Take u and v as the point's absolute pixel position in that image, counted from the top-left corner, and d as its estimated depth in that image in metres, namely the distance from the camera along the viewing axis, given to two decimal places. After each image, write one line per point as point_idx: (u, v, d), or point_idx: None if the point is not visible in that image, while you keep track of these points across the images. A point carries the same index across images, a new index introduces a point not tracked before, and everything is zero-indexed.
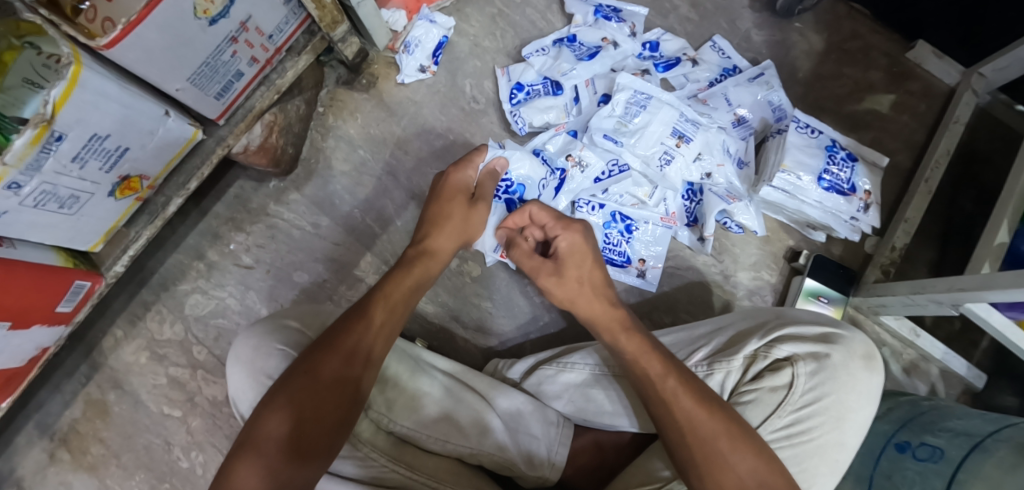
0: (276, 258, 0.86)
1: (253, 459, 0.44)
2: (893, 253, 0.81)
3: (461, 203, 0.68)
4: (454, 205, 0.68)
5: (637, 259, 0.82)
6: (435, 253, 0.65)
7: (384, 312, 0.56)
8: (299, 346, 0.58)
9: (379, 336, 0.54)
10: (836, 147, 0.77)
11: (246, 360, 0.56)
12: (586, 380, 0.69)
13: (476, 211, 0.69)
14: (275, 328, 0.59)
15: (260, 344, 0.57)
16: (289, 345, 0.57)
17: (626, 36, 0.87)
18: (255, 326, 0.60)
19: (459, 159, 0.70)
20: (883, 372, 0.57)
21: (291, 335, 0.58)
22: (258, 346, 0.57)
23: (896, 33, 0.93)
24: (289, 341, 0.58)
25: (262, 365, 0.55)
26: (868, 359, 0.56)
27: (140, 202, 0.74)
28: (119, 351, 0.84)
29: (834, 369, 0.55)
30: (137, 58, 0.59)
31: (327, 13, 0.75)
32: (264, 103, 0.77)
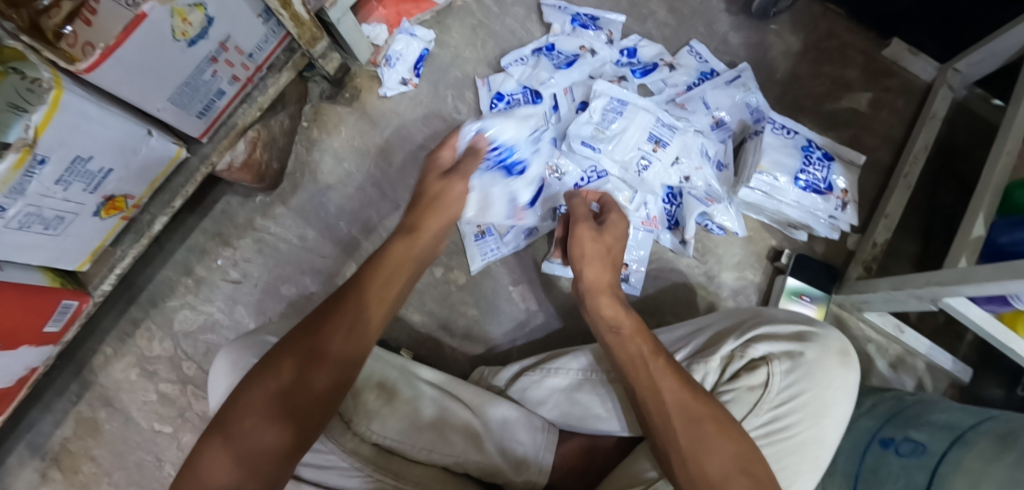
0: (263, 272, 0.87)
1: (232, 455, 0.44)
2: (875, 249, 0.81)
3: (439, 176, 0.67)
4: (431, 181, 0.67)
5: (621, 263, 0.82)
6: (421, 228, 0.63)
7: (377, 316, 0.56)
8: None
9: (362, 334, 0.53)
10: (813, 147, 0.78)
11: (225, 375, 0.58)
12: (571, 385, 0.69)
13: (453, 184, 0.67)
14: (252, 343, 0.60)
15: (239, 359, 0.59)
16: (267, 358, 0.58)
17: (603, 43, 0.89)
18: (234, 343, 0.61)
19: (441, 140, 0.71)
20: (859, 368, 0.57)
21: (268, 349, 0.60)
22: (237, 361, 0.58)
23: (873, 31, 0.94)
24: (265, 354, 0.59)
25: (240, 380, 0.57)
26: (844, 355, 0.57)
27: (125, 221, 0.75)
28: (110, 368, 0.85)
29: (809, 366, 0.56)
30: (116, 80, 0.60)
31: (306, 30, 0.75)
32: (246, 120, 0.78)
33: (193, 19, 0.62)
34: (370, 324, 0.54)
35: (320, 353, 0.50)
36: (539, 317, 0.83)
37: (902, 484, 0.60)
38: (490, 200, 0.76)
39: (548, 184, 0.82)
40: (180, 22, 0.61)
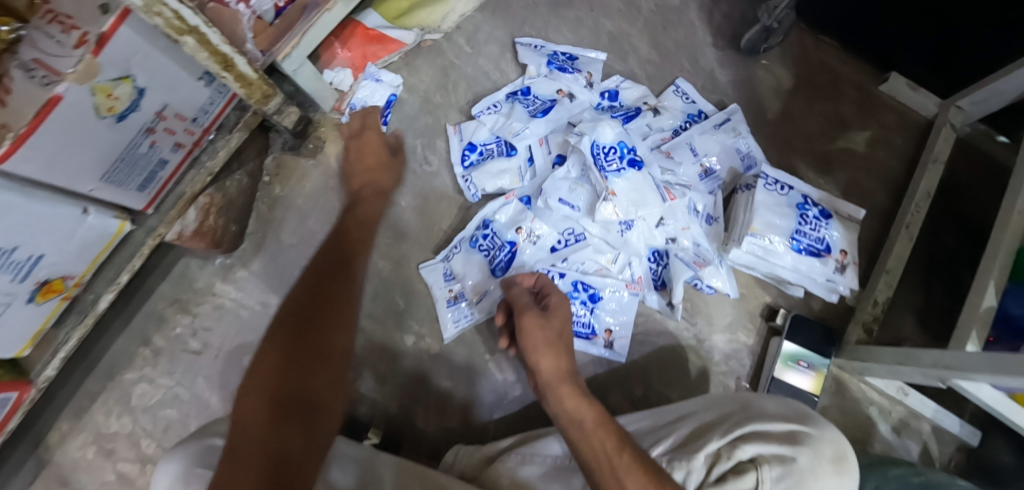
0: (225, 341, 0.82)
1: None
2: (877, 308, 0.76)
3: (381, 155, 0.76)
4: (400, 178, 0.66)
5: (604, 329, 0.77)
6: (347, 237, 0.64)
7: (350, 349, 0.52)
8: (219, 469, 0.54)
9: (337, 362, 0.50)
10: (809, 204, 0.72)
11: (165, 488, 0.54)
12: (547, 472, 0.63)
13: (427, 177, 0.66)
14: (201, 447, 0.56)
15: (180, 470, 0.54)
16: (209, 465, 0.54)
17: (581, 86, 0.82)
18: (180, 445, 0.57)
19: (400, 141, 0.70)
20: (856, 475, 0.53)
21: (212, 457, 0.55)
22: (178, 473, 0.54)
23: (869, 64, 0.88)
24: (208, 463, 0.54)
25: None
26: (839, 461, 0.53)
27: (67, 300, 0.69)
28: (65, 446, 0.80)
29: (802, 474, 0.52)
30: (37, 168, 0.54)
31: (255, 89, 0.69)
32: (195, 187, 0.72)
33: (120, 93, 0.56)
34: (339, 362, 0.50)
35: (288, 397, 0.45)
36: (517, 389, 0.79)
37: None
38: (643, 194, 0.71)
39: (521, 248, 0.77)
40: (104, 98, 0.55)
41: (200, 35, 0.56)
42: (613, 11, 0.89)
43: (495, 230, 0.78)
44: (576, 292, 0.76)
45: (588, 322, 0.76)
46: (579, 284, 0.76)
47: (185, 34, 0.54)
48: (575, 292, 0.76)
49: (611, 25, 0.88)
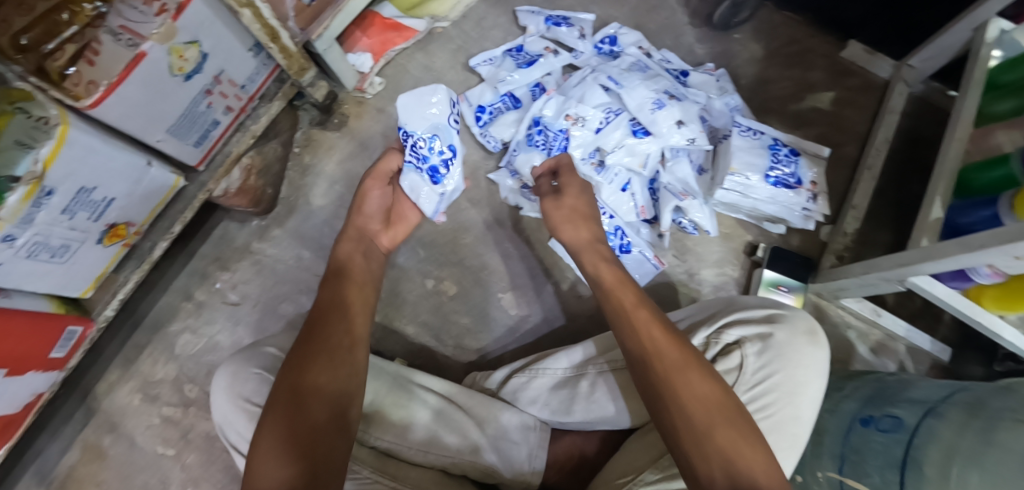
0: (261, 292, 0.91)
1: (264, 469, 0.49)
2: (846, 239, 0.86)
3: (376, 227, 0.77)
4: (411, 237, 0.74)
5: None
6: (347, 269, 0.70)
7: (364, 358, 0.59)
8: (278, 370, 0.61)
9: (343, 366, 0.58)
10: (779, 145, 0.83)
11: (224, 386, 0.60)
12: (557, 384, 0.71)
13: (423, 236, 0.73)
14: (252, 354, 0.62)
15: (238, 370, 0.61)
16: (266, 369, 0.61)
17: (575, 38, 0.95)
18: (236, 354, 0.63)
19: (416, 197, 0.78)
20: (827, 346, 0.60)
21: (270, 360, 0.62)
22: (235, 373, 0.60)
23: (829, 35, 1.00)
24: (266, 365, 0.61)
25: (240, 390, 0.59)
26: (811, 335, 0.60)
27: (127, 247, 0.78)
28: (114, 394, 0.87)
29: (780, 347, 0.59)
30: (119, 115, 0.64)
31: (295, 62, 0.80)
32: (241, 148, 0.83)
33: (189, 56, 0.67)
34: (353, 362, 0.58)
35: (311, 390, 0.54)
36: (528, 323, 0.88)
37: (883, 462, 0.61)
38: (707, 87, 0.91)
39: (572, 134, 0.84)
40: (177, 58, 0.65)
41: (255, 9, 0.68)
42: None
43: (545, 124, 0.85)
44: (614, 236, 0.85)
45: None
46: (620, 229, 0.85)
47: (244, 7, 0.66)
48: (613, 235, 0.85)
49: (600, 10, 1.00)
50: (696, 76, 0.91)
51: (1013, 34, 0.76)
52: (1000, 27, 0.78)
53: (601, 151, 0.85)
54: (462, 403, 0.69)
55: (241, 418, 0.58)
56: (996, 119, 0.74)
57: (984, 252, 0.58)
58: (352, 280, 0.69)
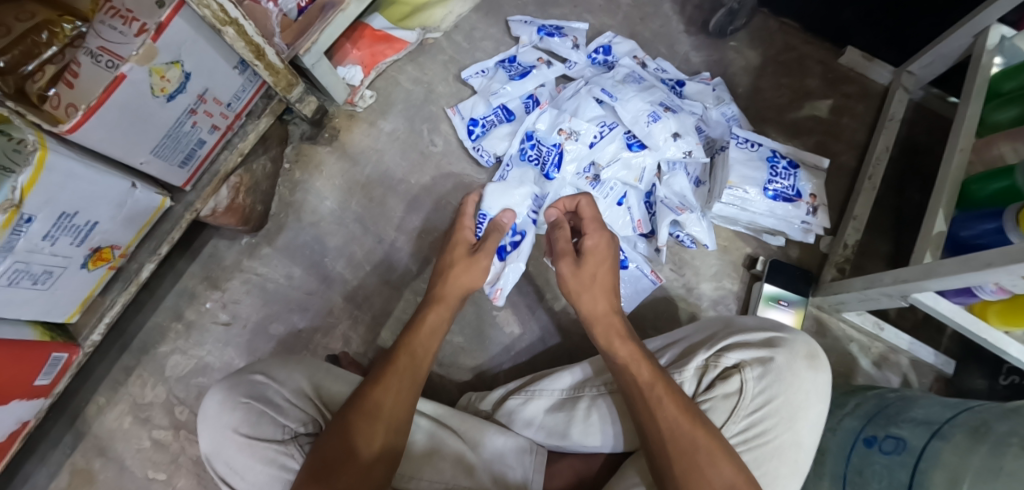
0: (252, 312, 0.89)
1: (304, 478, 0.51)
2: (847, 251, 0.84)
3: (463, 252, 0.73)
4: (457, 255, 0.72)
5: None
6: (445, 296, 0.68)
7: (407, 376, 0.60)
8: (265, 399, 0.58)
9: (406, 396, 0.58)
10: (777, 157, 0.81)
11: (213, 415, 0.58)
12: (553, 405, 0.69)
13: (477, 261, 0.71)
14: (240, 381, 0.60)
15: (226, 398, 0.59)
16: (254, 397, 0.58)
17: (569, 49, 0.93)
18: (223, 380, 0.61)
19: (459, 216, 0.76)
20: (828, 369, 0.59)
21: (257, 388, 0.59)
22: (224, 401, 0.58)
23: (826, 42, 0.98)
24: (253, 393, 0.59)
25: (226, 420, 0.57)
26: (812, 359, 0.59)
27: (113, 270, 0.77)
28: (103, 417, 0.86)
29: (779, 371, 0.57)
30: (100, 138, 0.62)
31: (281, 78, 0.79)
32: (228, 166, 0.81)
33: (171, 76, 0.65)
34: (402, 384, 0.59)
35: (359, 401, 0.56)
36: (523, 340, 0.86)
37: (887, 484, 0.60)
38: (704, 96, 0.90)
39: (566, 148, 0.82)
40: (158, 79, 0.64)
41: (239, 26, 0.66)
42: (595, 6, 0.99)
43: (539, 138, 0.84)
44: None
45: None
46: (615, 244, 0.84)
47: (226, 25, 0.64)
48: None
49: (593, 18, 0.99)
50: (693, 85, 0.90)
51: (1014, 41, 0.74)
52: (1001, 34, 0.76)
53: (596, 165, 0.84)
54: (456, 427, 0.67)
55: (228, 447, 0.56)
56: (998, 128, 0.74)
57: (989, 271, 0.56)
58: (443, 305, 0.68)
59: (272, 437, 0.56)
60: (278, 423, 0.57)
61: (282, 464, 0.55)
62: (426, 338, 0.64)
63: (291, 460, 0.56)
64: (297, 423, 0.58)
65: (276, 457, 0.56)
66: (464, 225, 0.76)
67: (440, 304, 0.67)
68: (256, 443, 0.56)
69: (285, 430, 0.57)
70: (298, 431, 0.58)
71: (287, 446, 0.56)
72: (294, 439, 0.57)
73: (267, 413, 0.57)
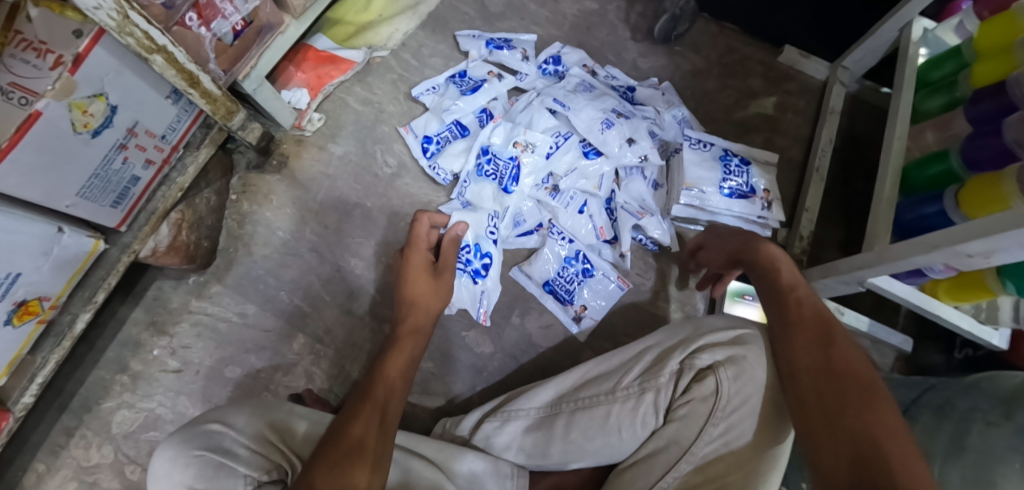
0: (205, 356, 0.84)
1: None
2: (803, 242, 0.87)
3: (425, 278, 0.72)
4: (421, 283, 0.71)
5: (580, 303, 0.85)
6: (405, 334, 0.67)
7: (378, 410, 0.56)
8: (222, 450, 0.54)
9: (382, 431, 0.55)
10: (729, 155, 0.83)
11: (165, 473, 0.53)
12: (530, 425, 0.67)
13: (442, 280, 0.73)
14: (196, 434, 0.55)
15: (179, 454, 0.54)
16: (209, 448, 0.54)
17: (519, 60, 0.93)
18: (176, 435, 0.56)
19: (410, 240, 0.75)
20: None
21: (212, 438, 0.55)
22: (176, 457, 0.53)
23: (766, 42, 1.02)
24: (208, 445, 0.54)
25: (179, 478, 0.52)
26: None
27: (44, 324, 0.70)
28: (43, 487, 0.78)
29: (752, 368, 0.57)
30: (17, 182, 0.57)
31: (220, 106, 0.75)
32: (166, 203, 0.77)
33: (95, 110, 0.61)
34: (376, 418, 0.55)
35: (338, 434, 0.53)
36: (495, 359, 0.84)
37: None
38: (654, 101, 0.91)
39: (522, 161, 0.81)
40: (80, 115, 0.59)
41: (168, 53, 0.62)
42: (541, 18, 1.00)
43: (494, 152, 0.82)
44: (574, 261, 0.85)
45: (571, 291, 0.85)
46: (581, 254, 0.85)
47: (154, 52, 0.61)
48: (574, 260, 0.85)
49: (541, 30, 0.99)
50: (644, 90, 0.91)
51: (936, 33, 0.79)
52: (923, 26, 0.80)
53: (555, 176, 0.83)
54: (431, 456, 0.63)
55: None
56: (930, 116, 0.77)
57: (937, 253, 0.58)
58: (405, 342, 0.66)
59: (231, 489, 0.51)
60: (238, 474, 0.52)
61: None
62: (386, 374, 0.61)
63: None
64: (260, 471, 0.53)
65: None
66: (417, 246, 0.74)
67: (411, 336, 0.67)
68: None
69: (246, 480, 0.52)
70: (260, 480, 0.53)
71: None
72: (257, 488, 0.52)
73: (225, 464, 0.52)
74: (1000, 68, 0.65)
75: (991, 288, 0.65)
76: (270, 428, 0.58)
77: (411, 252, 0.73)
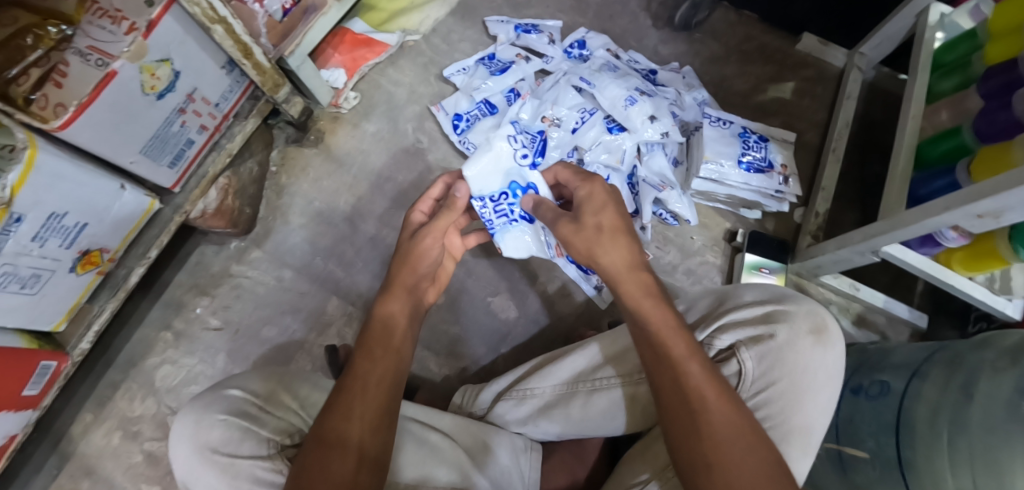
0: (243, 317, 0.89)
1: None
2: (819, 219, 0.89)
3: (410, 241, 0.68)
4: (405, 245, 0.68)
5: None
6: (395, 286, 0.64)
7: (365, 377, 0.55)
8: (245, 414, 0.58)
9: (371, 399, 0.54)
10: (748, 133, 0.86)
11: (189, 437, 0.56)
12: (546, 404, 0.69)
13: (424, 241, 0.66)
14: (217, 401, 0.59)
15: (202, 418, 0.57)
16: (232, 414, 0.57)
17: (545, 44, 0.97)
18: (199, 403, 0.60)
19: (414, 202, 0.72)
20: (835, 344, 0.61)
21: (235, 405, 0.58)
22: (201, 422, 0.57)
23: (784, 31, 1.05)
24: (232, 410, 0.58)
25: (206, 439, 0.55)
26: (816, 334, 0.60)
27: (102, 276, 0.76)
28: (91, 434, 0.83)
29: (780, 349, 0.59)
30: (90, 136, 0.63)
31: (268, 79, 0.80)
32: (216, 168, 0.82)
33: (161, 74, 0.66)
34: (367, 391, 0.54)
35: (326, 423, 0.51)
36: (518, 325, 0.88)
37: (876, 425, 0.64)
38: (675, 83, 0.95)
39: (548, 135, 0.85)
40: (149, 77, 0.65)
41: (227, 25, 0.68)
42: (566, 6, 1.05)
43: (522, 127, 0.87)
44: None
45: None
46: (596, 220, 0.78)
47: (215, 23, 0.66)
48: None
49: (566, 17, 1.04)
50: (666, 73, 0.96)
51: (952, 18, 0.81)
52: (940, 13, 0.83)
53: (579, 150, 0.87)
54: (446, 429, 0.66)
55: (213, 469, 0.54)
56: (942, 96, 0.81)
57: (948, 214, 0.60)
58: (393, 297, 0.64)
59: (255, 453, 0.55)
60: (261, 438, 0.56)
61: (267, 479, 0.53)
62: (380, 334, 0.60)
63: (276, 474, 0.54)
64: (282, 435, 0.58)
65: (260, 473, 0.54)
66: (417, 209, 0.72)
67: (393, 295, 0.64)
68: (239, 460, 0.54)
69: (269, 444, 0.56)
70: (282, 444, 0.57)
71: (273, 460, 0.55)
72: (279, 453, 0.56)
73: (248, 429, 0.56)
74: (1008, 50, 0.68)
75: (1004, 256, 0.67)
76: (292, 398, 0.63)
77: (410, 213, 0.70)
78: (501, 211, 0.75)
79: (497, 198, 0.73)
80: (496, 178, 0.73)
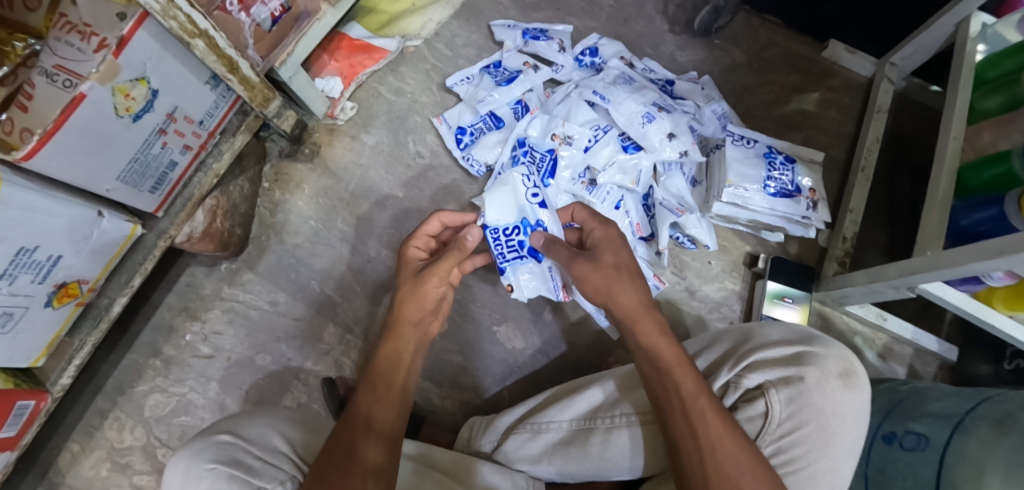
0: (236, 343, 0.84)
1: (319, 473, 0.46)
2: (847, 244, 0.84)
3: (411, 278, 0.62)
4: (403, 280, 0.63)
5: None
6: (401, 323, 0.60)
7: (387, 385, 0.56)
8: (235, 461, 0.51)
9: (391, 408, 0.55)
10: (774, 153, 0.81)
11: (176, 487, 0.50)
12: (561, 439, 0.63)
13: (427, 275, 0.61)
14: (205, 447, 0.52)
15: (192, 467, 0.51)
16: (221, 462, 0.50)
17: (555, 51, 0.91)
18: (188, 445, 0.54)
19: (409, 236, 0.67)
20: (865, 387, 0.55)
21: (225, 451, 0.52)
22: (188, 470, 0.50)
23: (809, 37, 0.98)
24: (221, 458, 0.51)
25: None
26: (846, 377, 0.54)
27: (81, 307, 0.71)
28: (78, 467, 0.79)
29: (809, 393, 0.53)
30: (61, 165, 0.57)
31: (257, 93, 0.74)
32: (202, 189, 0.77)
33: (137, 94, 0.61)
34: (391, 396, 0.56)
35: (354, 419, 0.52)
36: (524, 355, 0.83)
37: (913, 482, 0.59)
38: (693, 95, 0.89)
39: (559, 154, 0.80)
40: (122, 98, 0.59)
41: (209, 38, 0.61)
42: (577, 9, 0.98)
43: (531, 145, 0.82)
44: None
45: None
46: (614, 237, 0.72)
47: (196, 37, 0.60)
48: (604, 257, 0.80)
49: (577, 21, 0.97)
50: (684, 84, 0.89)
51: (996, 29, 0.75)
52: (982, 22, 0.77)
53: (592, 170, 0.82)
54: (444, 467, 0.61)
55: None
56: (987, 116, 0.74)
57: (1001, 260, 0.55)
58: (397, 335, 0.60)
59: None
60: (252, 487, 0.49)
61: None
62: (384, 371, 0.57)
63: None
64: (274, 483, 0.50)
65: None
66: (413, 245, 0.66)
67: (399, 334, 0.60)
68: None
69: None
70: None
71: None
72: None
73: (238, 477, 0.49)
74: None
75: None
76: (282, 439, 0.56)
77: (407, 251, 0.65)
78: (511, 245, 0.68)
79: (510, 230, 0.68)
80: (509, 208, 0.68)
